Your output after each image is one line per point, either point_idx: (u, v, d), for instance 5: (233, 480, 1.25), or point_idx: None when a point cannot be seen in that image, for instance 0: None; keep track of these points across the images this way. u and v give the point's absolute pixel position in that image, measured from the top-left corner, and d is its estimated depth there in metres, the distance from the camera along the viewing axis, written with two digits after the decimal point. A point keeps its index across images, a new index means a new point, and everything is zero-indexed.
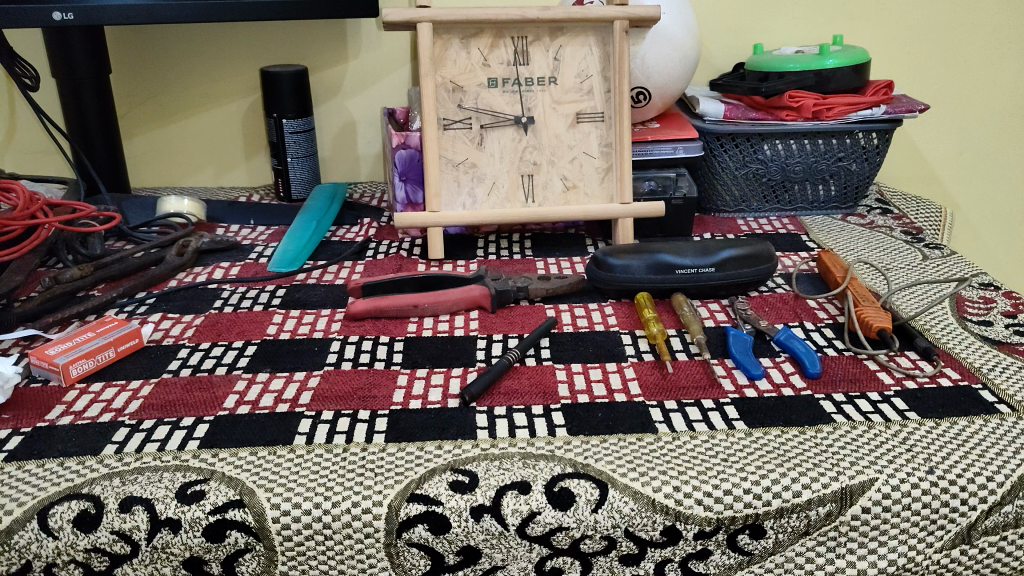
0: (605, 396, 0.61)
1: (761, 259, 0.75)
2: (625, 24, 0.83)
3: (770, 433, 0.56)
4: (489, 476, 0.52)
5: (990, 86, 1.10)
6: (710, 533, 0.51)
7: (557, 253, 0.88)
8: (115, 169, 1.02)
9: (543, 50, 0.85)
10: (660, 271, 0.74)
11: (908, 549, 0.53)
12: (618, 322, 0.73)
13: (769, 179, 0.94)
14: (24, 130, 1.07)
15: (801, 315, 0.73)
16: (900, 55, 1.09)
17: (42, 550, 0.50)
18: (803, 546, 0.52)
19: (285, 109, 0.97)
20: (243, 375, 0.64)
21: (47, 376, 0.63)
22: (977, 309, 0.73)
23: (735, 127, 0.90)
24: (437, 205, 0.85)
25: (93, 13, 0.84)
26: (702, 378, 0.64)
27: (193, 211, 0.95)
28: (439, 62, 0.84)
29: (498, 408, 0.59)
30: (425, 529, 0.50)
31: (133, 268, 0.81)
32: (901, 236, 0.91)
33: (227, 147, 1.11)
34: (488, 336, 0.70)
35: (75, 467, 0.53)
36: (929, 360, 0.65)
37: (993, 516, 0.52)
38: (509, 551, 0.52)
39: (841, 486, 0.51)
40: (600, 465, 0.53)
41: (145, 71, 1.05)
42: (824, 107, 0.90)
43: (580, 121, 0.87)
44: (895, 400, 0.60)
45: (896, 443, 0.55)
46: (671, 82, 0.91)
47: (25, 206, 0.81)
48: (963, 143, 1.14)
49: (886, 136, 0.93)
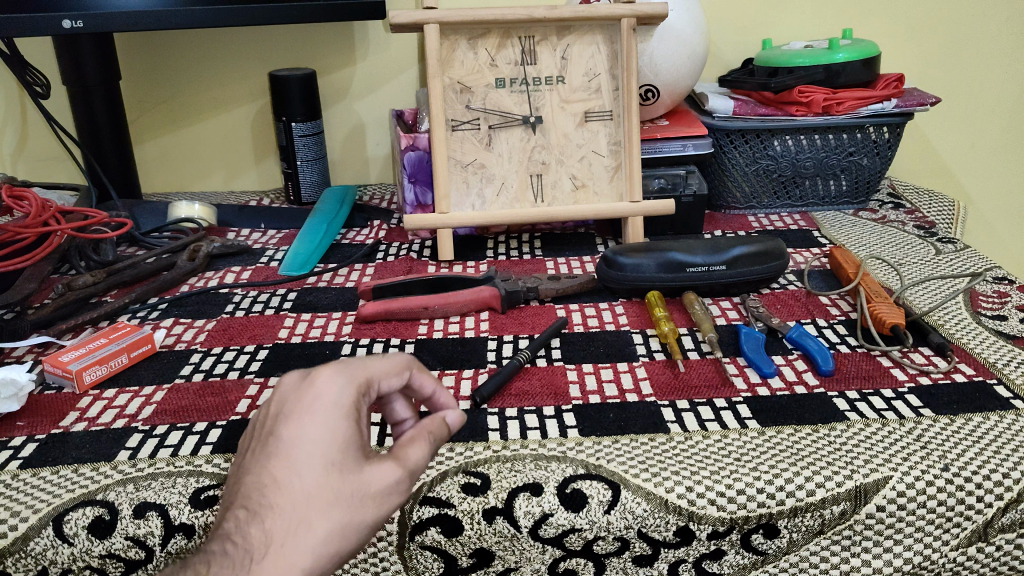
0: (617, 397, 0.61)
1: (772, 256, 0.75)
2: (633, 22, 0.83)
3: (783, 432, 0.56)
4: (501, 478, 0.52)
5: (1002, 77, 1.09)
6: (724, 533, 0.51)
7: (567, 253, 0.88)
8: (125, 174, 1.03)
9: (551, 50, 0.85)
10: (671, 270, 0.74)
11: (924, 547, 0.52)
12: (629, 321, 0.73)
13: (780, 175, 0.94)
14: (36, 138, 1.08)
15: (813, 312, 0.73)
16: (911, 47, 1.08)
17: (58, 556, 0.50)
18: (818, 545, 0.52)
19: (294, 112, 0.97)
20: (255, 380, 0.64)
21: (61, 383, 0.64)
22: (991, 304, 0.73)
23: (745, 123, 0.90)
24: (447, 206, 0.85)
25: (103, 20, 0.84)
26: (715, 377, 0.63)
27: (204, 216, 0.96)
28: (448, 63, 0.84)
29: (509, 409, 0.59)
30: (438, 532, 0.51)
31: (145, 274, 0.82)
32: (914, 230, 0.91)
33: (237, 150, 1.11)
34: (498, 337, 0.70)
35: (89, 473, 0.53)
36: (944, 356, 0.65)
37: (1009, 514, 0.52)
38: (522, 553, 0.52)
39: (855, 485, 0.51)
40: (613, 466, 0.53)
41: (154, 77, 1.06)
42: (834, 102, 0.89)
43: (589, 120, 0.86)
44: (909, 397, 0.60)
45: (910, 439, 0.55)
46: (680, 79, 0.91)
47: (38, 213, 0.82)
48: (975, 136, 1.13)
49: (897, 129, 0.92)
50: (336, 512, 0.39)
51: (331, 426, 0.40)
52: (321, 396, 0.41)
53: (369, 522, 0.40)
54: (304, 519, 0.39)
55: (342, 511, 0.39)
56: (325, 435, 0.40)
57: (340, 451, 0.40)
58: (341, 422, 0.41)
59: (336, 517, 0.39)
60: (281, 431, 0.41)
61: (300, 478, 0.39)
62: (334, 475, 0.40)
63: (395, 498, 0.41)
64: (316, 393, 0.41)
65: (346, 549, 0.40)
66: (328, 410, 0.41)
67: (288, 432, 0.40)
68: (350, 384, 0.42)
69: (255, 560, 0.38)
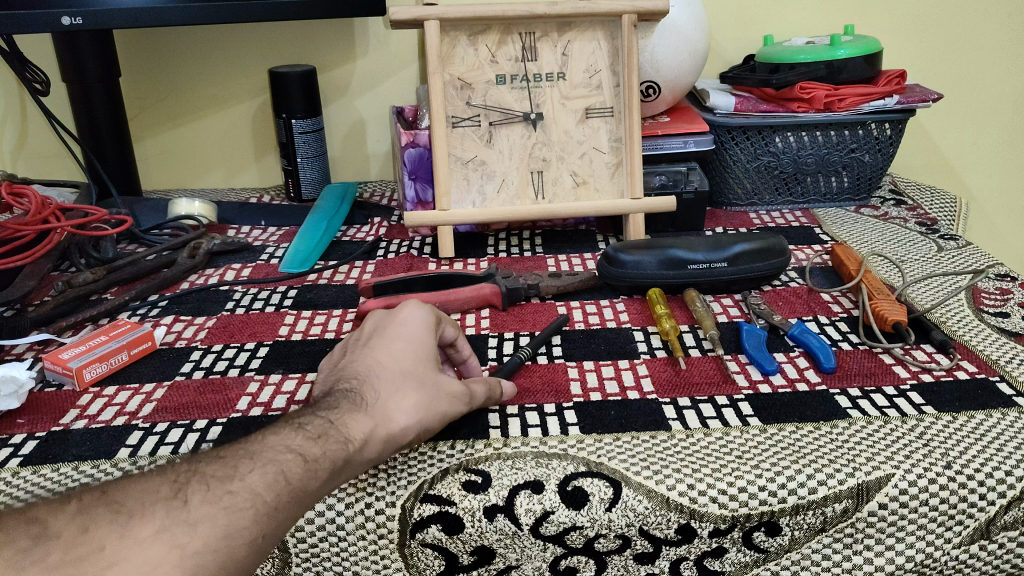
0: (618, 394, 0.61)
1: (774, 252, 0.75)
2: (634, 18, 0.82)
3: (785, 430, 0.56)
4: (502, 476, 0.52)
5: (1004, 74, 1.09)
6: (726, 531, 0.51)
7: (568, 250, 0.88)
8: (126, 172, 1.03)
9: (552, 46, 0.85)
10: (672, 267, 0.73)
11: (926, 545, 0.52)
12: (630, 319, 0.73)
13: (782, 172, 0.94)
14: (35, 135, 1.08)
15: (815, 309, 0.73)
16: (912, 43, 1.07)
17: None
18: (820, 543, 0.52)
19: (294, 109, 0.96)
20: (255, 377, 0.64)
21: (61, 380, 0.64)
22: (994, 300, 0.73)
23: (746, 120, 0.90)
24: (447, 203, 0.85)
25: (102, 17, 0.84)
26: (716, 374, 0.63)
27: (205, 213, 0.96)
28: (448, 60, 0.84)
29: (510, 407, 0.59)
30: (439, 530, 0.50)
31: (145, 271, 0.82)
32: (916, 227, 0.90)
33: (237, 148, 1.11)
34: (499, 335, 0.70)
35: (90, 471, 0.53)
36: (946, 353, 0.65)
37: (1012, 511, 0.52)
38: (523, 551, 0.52)
39: (857, 482, 0.51)
40: (613, 464, 0.53)
41: (154, 74, 1.05)
42: (835, 98, 0.89)
43: (589, 117, 0.86)
44: (912, 394, 0.60)
45: (913, 437, 0.55)
46: (681, 75, 0.90)
47: (37, 211, 0.82)
48: (977, 133, 1.12)
49: (899, 126, 0.92)
50: (425, 391, 0.52)
51: (420, 333, 0.55)
52: (414, 316, 0.57)
53: (444, 411, 0.53)
54: (403, 390, 0.51)
55: (426, 391, 0.52)
56: (419, 339, 0.55)
57: (426, 350, 0.54)
58: (427, 332, 0.56)
59: (424, 393, 0.52)
60: (383, 335, 0.55)
61: (400, 361, 0.53)
62: (425, 368, 0.53)
63: (459, 404, 0.54)
64: (411, 316, 0.57)
65: (427, 425, 0.51)
66: (420, 325, 0.56)
67: (388, 333, 0.55)
68: (432, 315, 0.58)
69: (370, 404, 0.50)
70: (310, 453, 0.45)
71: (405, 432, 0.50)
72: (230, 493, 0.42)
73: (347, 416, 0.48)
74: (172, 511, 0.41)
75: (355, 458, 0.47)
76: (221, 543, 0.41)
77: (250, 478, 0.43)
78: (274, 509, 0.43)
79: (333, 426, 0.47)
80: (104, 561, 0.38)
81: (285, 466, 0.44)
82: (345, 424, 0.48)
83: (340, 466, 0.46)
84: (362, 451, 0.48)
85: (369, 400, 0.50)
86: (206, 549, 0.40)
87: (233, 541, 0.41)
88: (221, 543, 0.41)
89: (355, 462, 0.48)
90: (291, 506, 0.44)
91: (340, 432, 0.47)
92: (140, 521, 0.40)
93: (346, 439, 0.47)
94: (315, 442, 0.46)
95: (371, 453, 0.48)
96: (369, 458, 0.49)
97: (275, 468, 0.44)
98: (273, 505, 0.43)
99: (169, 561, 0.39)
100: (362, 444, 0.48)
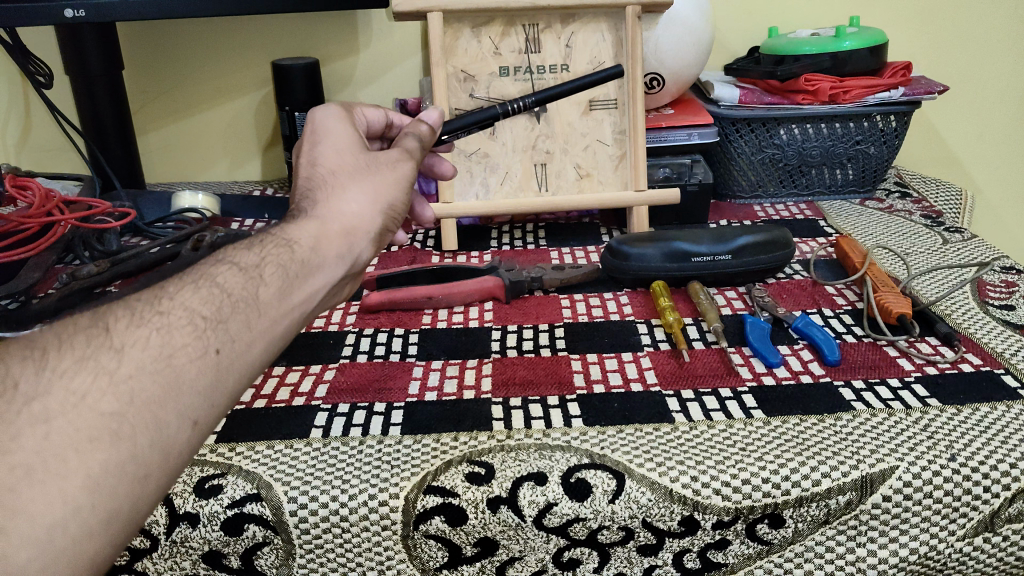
0: (622, 386, 0.61)
1: (778, 245, 0.74)
2: (637, 10, 0.82)
3: (789, 421, 0.56)
4: (505, 468, 0.52)
5: (1010, 66, 1.08)
6: (729, 523, 0.51)
7: (571, 242, 0.88)
8: (130, 165, 1.03)
9: (555, 38, 0.84)
10: (676, 259, 0.73)
11: (930, 537, 0.52)
12: (634, 312, 0.72)
13: (786, 164, 0.93)
14: (39, 128, 1.08)
15: (819, 302, 0.73)
16: (918, 34, 1.07)
17: None
18: (823, 535, 0.52)
19: (296, 101, 0.96)
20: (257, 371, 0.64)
21: None
22: (999, 293, 0.72)
23: (751, 111, 0.89)
24: (450, 196, 0.85)
25: (104, 9, 0.83)
26: (719, 366, 0.63)
27: (206, 206, 0.96)
28: (451, 51, 0.83)
29: (514, 399, 0.59)
30: (442, 521, 0.50)
31: (149, 263, 0.80)
32: (920, 220, 0.90)
33: (241, 141, 1.11)
34: (502, 327, 0.70)
35: None
36: (951, 345, 0.64)
37: (1016, 504, 0.52)
38: (526, 542, 0.51)
39: (860, 475, 0.51)
40: (617, 456, 0.53)
41: (157, 67, 1.05)
42: (841, 90, 0.88)
43: (592, 109, 0.85)
44: (916, 386, 0.59)
45: (917, 430, 0.54)
46: (684, 67, 0.90)
47: (42, 203, 0.84)
48: (983, 126, 1.12)
49: (905, 118, 0.91)
50: (365, 177, 0.47)
51: (333, 130, 0.50)
52: (320, 117, 0.51)
53: (394, 185, 0.48)
54: (339, 184, 0.47)
55: (366, 177, 0.48)
56: (334, 133, 0.50)
57: (348, 142, 0.49)
58: (341, 126, 0.50)
59: (365, 180, 0.47)
60: (299, 148, 0.50)
61: (325, 161, 0.48)
62: (353, 156, 0.49)
63: (409, 176, 0.50)
64: (318, 117, 0.51)
65: (382, 206, 0.47)
66: (330, 122, 0.51)
67: (302, 144, 0.50)
68: (336, 109, 0.52)
69: (312, 206, 0.46)
70: (247, 263, 0.41)
71: (362, 220, 0.46)
72: (161, 313, 0.37)
73: (288, 225, 0.44)
74: (94, 339, 0.34)
75: (310, 261, 0.43)
76: (159, 363, 0.35)
77: (181, 296, 0.38)
78: (218, 321, 0.38)
79: (269, 237, 0.43)
80: (20, 397, 0.31)
81: (221, 281, 0.40)
82: (284, 232, 0.44)
83: (293, 271, 0.42)
84: (315, 251, 0.43)
85: (308, 203, 0.46)
86: (141, 371, 0.34)
87: (176, 361, 0.36)
88: (160, 363, 0.35)
89: (314, 264, 0.43)
90: (242, 313, 0.39)
91: (280, 239, 0.43)
92: (58, 352, 0.33)
93: (289, 240, 0.43)
94: (250, 251, 0.42)
95: (329, 253, 0.44)
96: (335, 255, 0.44)
97: (209, 284, 0.39)
98: (216, 317, 0.38)
99: (99, 388, 0.33)
100: (312, 246, 0.43)
